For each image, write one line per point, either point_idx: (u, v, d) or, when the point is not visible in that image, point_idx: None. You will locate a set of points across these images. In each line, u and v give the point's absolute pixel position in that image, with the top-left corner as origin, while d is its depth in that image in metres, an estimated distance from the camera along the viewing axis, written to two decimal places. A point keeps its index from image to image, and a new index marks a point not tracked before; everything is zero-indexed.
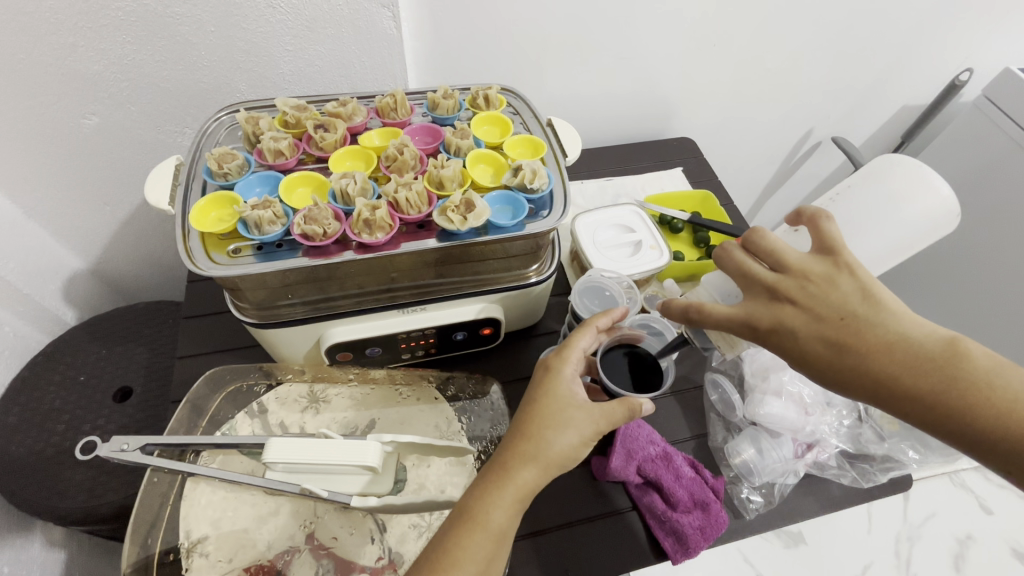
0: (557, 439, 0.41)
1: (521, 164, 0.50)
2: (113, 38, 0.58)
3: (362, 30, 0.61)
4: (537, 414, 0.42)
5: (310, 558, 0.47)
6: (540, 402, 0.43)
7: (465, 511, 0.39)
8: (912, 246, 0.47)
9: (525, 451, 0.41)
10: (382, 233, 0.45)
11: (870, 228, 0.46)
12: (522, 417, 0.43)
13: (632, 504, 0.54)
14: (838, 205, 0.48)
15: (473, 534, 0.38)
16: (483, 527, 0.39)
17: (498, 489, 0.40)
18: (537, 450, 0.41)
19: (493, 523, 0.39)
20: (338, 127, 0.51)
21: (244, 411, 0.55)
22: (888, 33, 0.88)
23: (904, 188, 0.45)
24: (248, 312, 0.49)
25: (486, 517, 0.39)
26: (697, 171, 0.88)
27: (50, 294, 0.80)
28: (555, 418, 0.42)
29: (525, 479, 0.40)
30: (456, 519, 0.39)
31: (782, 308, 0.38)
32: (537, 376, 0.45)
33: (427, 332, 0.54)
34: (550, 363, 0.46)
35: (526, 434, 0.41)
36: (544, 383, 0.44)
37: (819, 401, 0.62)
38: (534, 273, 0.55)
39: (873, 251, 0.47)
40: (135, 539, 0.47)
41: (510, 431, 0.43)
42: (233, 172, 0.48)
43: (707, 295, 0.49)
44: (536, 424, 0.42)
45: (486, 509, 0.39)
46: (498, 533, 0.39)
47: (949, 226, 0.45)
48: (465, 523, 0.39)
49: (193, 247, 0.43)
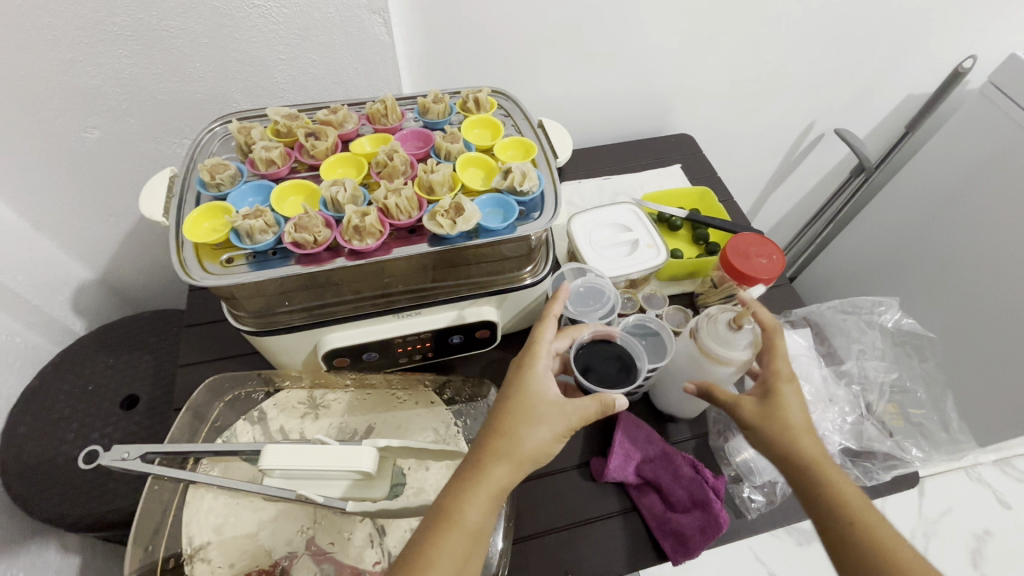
0: (529, 435, 0.42)
1: (510, 166, 0.50)
2: (109, 52, 0.58)
3: (354, 36, 0.61)
4: (510, 411, 0.43)
5: (310, 563, 0.48)
6: (511, 400, 0.44)
7: (441, 511, 0.39)
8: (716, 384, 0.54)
9: (497, 448, 0.42)
10: (373, 239, 0.45)
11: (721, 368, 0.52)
12: (495, 414, 0.44)
13: (631, 505, 0.54)
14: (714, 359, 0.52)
15: (449, 533, 0.38)
16: (459, 526, 0.39)
17: (474, 485, 0.40)
18: (510, 446, 0.42)
19: (468, 520, 0.39)
20: (329, 135, 0.51)
21: (244, 418, 0.56)
22: (887, 22, 0.86)
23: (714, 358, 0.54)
24: (246, 321, 0.49)
25: (462, 515, 0.39)
26: (696, 168, 0.88)
27: (59, 304, 0.81)
28: (527, 414, 0.43)
29: (499, 475, 0.41)
30: (432, 520, 0.39)
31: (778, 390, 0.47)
32: (509, 376, 0.46)
33: (422, 336, 0.54)
34: (522, 361, 0.46)
35: (499, 431, 0.42)
36: (517, 380, 0.45)
37: (819, 398, 0.60)
38: (529, 275, 0.54)
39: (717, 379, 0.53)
40: (137, 545, 0.48)
41: (484, 430, 0.44)
42: (225, 183, 0.48)
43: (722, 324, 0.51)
44: (509, 421, 0.43)
45: (462, 507, 0.39)
46: (474, 530, 0.39)
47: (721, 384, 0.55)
48: (442, 521, 0.39)
49: (187, 257, 0.44)
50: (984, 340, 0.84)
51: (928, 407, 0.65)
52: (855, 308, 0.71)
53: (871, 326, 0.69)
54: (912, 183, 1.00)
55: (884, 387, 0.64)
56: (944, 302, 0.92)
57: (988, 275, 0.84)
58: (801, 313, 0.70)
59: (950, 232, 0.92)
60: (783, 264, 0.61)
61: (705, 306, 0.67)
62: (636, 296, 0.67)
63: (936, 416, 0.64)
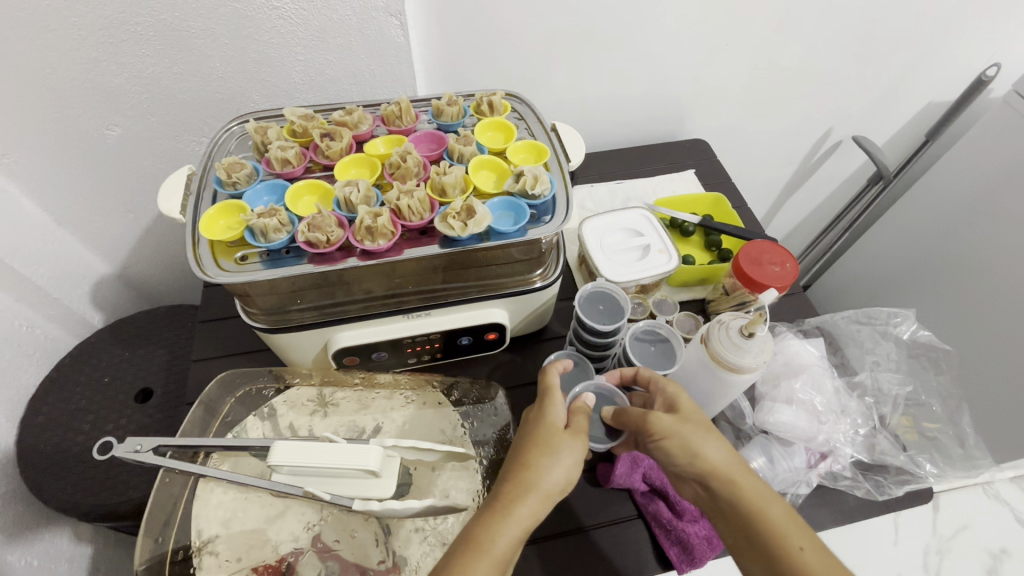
0: (556, 465, 0.43)
1: (522, 170, 0.50)
2: (132, 51, 0.60)
3: (370, 38, 0.62)
4: (536, 443, 0.44)
5: (315, 559, 0.48)
6: (538, 431, 0.45)
7: (469, 541, 0.39)
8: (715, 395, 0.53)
9: (526, 479, 0.42)
10: (384, 239, 0.46)
11: (710, 383, 0.51)
12: (523, 449, 0.44)
13: (637, 511, 0.54)
14: (709, 373, 0.51)
15: (480, 561, 0.38)
16: (489, 554, 0.38)
17: (505, 514, 0.40)
18: (538, 477, 0.42)
19: (499, 550, 0.38)
20: (344, 136, 0.52)
21: (254, 414, 0.57)
22: (907, 28, 0.85)
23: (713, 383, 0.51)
24: (258, 318, 0.50)
25: (491, 543, 0.38)
26: (709, 174, 0.87)
27: (78, 298, 0.83)
28: (552, 447, 0.44)
29: (528, 507, 0.41)
30: (459, 547, 0.38)
31: (700, 428, 0.44)
32: (535, 416, 0.47)
33: (432, 337, 0.54)
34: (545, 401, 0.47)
35: (528, 465, 0.43)
36: (540, 416, 0.47)
37: (832, 409, 0.58)
38: (540, 278, 0.55)
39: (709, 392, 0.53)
40: (148, 536, 0.49)
41: (509, 462, 0.44)
42: (241, 182, 0.49)
43: (720, 345, 0.47)
44: (536, 456, 0.43)
45: (492, 536, 0.39)
46: (502, 560, 0.38)
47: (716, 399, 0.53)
48: (472, 551, 0.38)
49: (202, 254, 0.44)
50: (996, 354, 0.83)
51: (943, 420, 0.63)
52: (870, 318, 0.70)
53: (886, 337, 0.68)
54: (934, 193, 0.98)
55: (898, 399, 0.63)
56: (963, 315, 0.90)
57: (1008, 285, 0.82)
58: (814, 322, 0.69)
59: (965, 246, 0.91)
60: (797, 273, 0.60)
61: (716, 313, 0.67)
62: (647, 302, 0.67)
63: (951, 431, 0.62)
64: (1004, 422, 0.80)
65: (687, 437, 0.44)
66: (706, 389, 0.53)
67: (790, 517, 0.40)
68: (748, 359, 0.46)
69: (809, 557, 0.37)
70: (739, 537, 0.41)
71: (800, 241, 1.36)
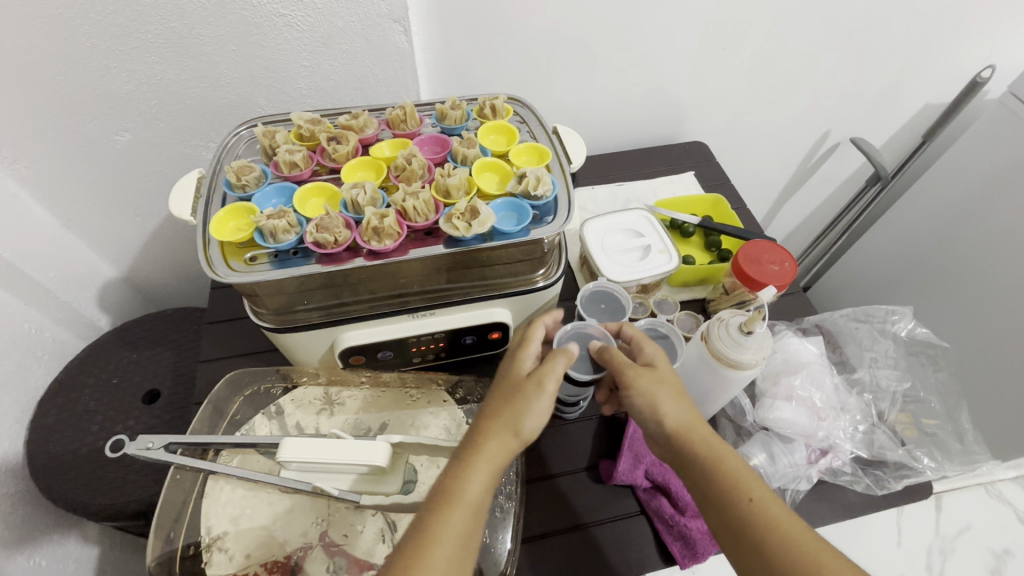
0: (522, 419, 0.45)
1: (525, 171, 0.51)
2: (142, 58, 0.61)
3: (375, 44, 0.63)
4: (505, 399, 0.46)
5: (323, 555, 0.49)
6: (508, 387, 0.47)
7: (441, 491, 0.42)
8: (712, 394, 0.54)
9: (493, 431, 0.44)
10: (391, 240, 0.46)
11: (708, 381, 0.52)
12: (494, 404, 0.47)
13: (640, 507, 0.55)
14: (708, 373, 0.51)
15: (450, 509, 0.40)
16: (460, 502, 0.41)
17: (473, 464, 0.43)
18: (505, 429, 0.44)
19: (469, 496, 0.41)
20: (350, 140, 0.53)
21: (262, 412, 0.58)
22: (901, 32, 0.86)
23: (712, 382, 0.52)
24: (267, 318, 0.51)
25: (461, 490, 0.41)
26: (709, 175, 0.88)
27: (85, 300, 0.85)
28: (520, 401, 0.45)
29: (495, 455, 0.43)
30: (435, 498, 0.41)
31: (668, 387, 0.46)
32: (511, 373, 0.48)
33: (436, 336, 0.56)
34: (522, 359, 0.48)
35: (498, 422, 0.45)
36: (514, 373, 0.48)
37: (832, 406, 0.59)
38: (542, 278, 0.56)
39: (707, 391, 0.54)
40: (159, 533, 0.50)
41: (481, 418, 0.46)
42: (250, 184, 0.49)
43: (720, 344, 0.48)
44: (506, 411, 0.45)
45: (461, 483, 0.42)
46: (473, 506, 0.41)
47: (714, 398, 0.55)
48: (444, 499, 0.41)
49: (212, 255, 0.45)
50: (991, 352, 0.84)
51: (942, 417, 0.64)
52: (868, 316, 0.71)
53: (884, 334, 0.69)
54: (931, 193, 0.99)
55: (896, 396, 0.64)
56: (961, 314, 0.91)
57: (1005, 283, 0.83)
58: (813, 320, 0.70)
59: (963, 246, 0.91)
60: (796, 272, 0.61)
61: (716, 312, 0.68)
62: (648, 301, 0.68)
63: (949, 427, 0.63)
64: (1003, 420, 0.80)
65: (658, 395, 0.45)
66: (706, 385, 0.53)
67: (745, 470, 0.42)
68: (747, 356, 0.47)
69: (758, 506, 0.40)
70: (696, 491, 0.43)
71: (800, 242, 1.37)
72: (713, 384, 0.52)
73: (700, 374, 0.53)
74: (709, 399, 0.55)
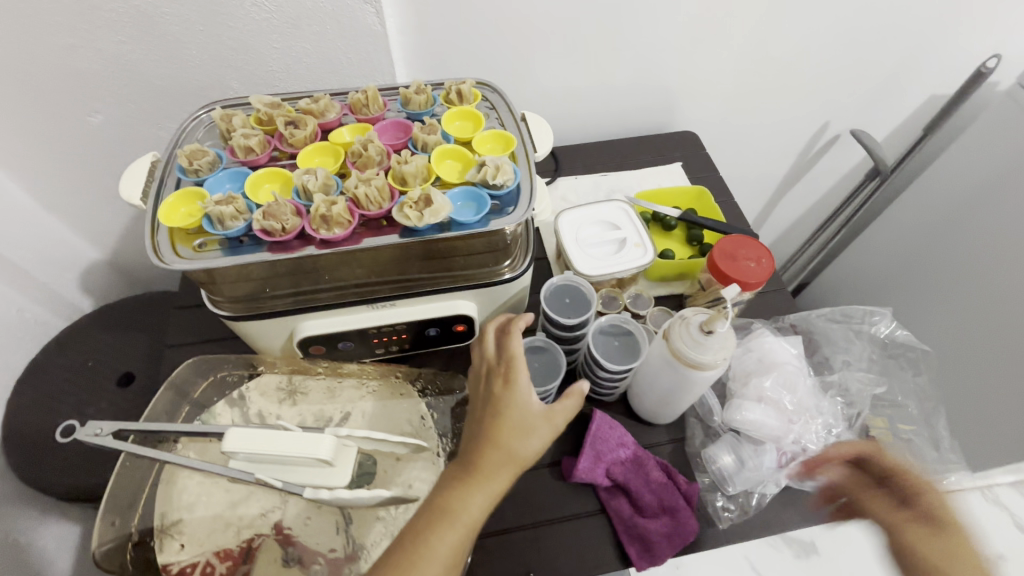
0: (522, 443, 0.45)
1: (485, 159, 0.49)
2: (108, 37, 0.60)
3: (345, 26, 0.61)
4: (504, 418, 0.45)
5: (276, 544, 0.49)
6: (506, 405, 0.46)
7: (438, 508, 0.42)
8: (677, 397, 0.52)
9: (493, 453, 0.44)
10: (340, 228, 0.45)
11: (671, 385, 0.50)
12: (490, 419, 0.45)
13: (600, 507, 0.53)
14: (670, 375, 0.49)
15: (448, 527, 0.41)
16: (458, 521, 0.41)
17: (473, 483, 0.43)
18: (505, 453, 0.44)
19: (467, 515, 0.41)
20: (309, 124, 0.51)
21: (224, 399, 0.57)
22: (905, 18, 0.82)
23: (673, 384, 0.50)
24: (224, 305, 0.50)
25: (462, 510, 0.42)
26: (698, 166, 0.85)
27: (66, 281, 0.85)
28: (519, 425, 0.45)
29: (496, 478, 0.43)
30: (431, 514, 0.42)
31: None
32: (496, 388, 0.47)
33: (397, 328, 0.54)
34: (510, 375, 0.47)
35: (495, 441, 0.44)
36: (508, 391, 0.46)
37: (804, 409, 0.57)
38: (508, 270, 0.54)
39: (670, 393, 0.52)
40: (106, 519, 0.49)
41: (478, 434, 0.45)
42: (203, 169, 0.48)
43: (682, 346, 0.46)
44: (503, 431, 0.45)
45: (461, 502, 0.42)
46: (470, 525, 0.41)
47: (679, 400, 0.52)
48: (441, 517, 0.41)
49: (159, 241, 0.45)
50: (986, 359, 0.82)
51: (919, 422, 0.61)
52: (846, 317, 0.69)
53: (861, 336, 0.67)
54: (934, 189, 0.96)
55: (868, 400, 0.61)
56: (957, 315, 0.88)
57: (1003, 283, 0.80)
58: (790, 319, 0.67)
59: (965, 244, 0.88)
60: (773, 269, 0.59)
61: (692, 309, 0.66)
62: (622, 296, 0.66)
63: (926, 433, 0.61)
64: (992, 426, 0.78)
65: None
66: (670, 387, 0.51)
67: None
68: (709, 357, 0.45)
69: None
70: None
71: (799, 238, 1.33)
72: (677, 387, 0.50)
73: (662, 377, 0.51)
74: (674, 401, 0.53)
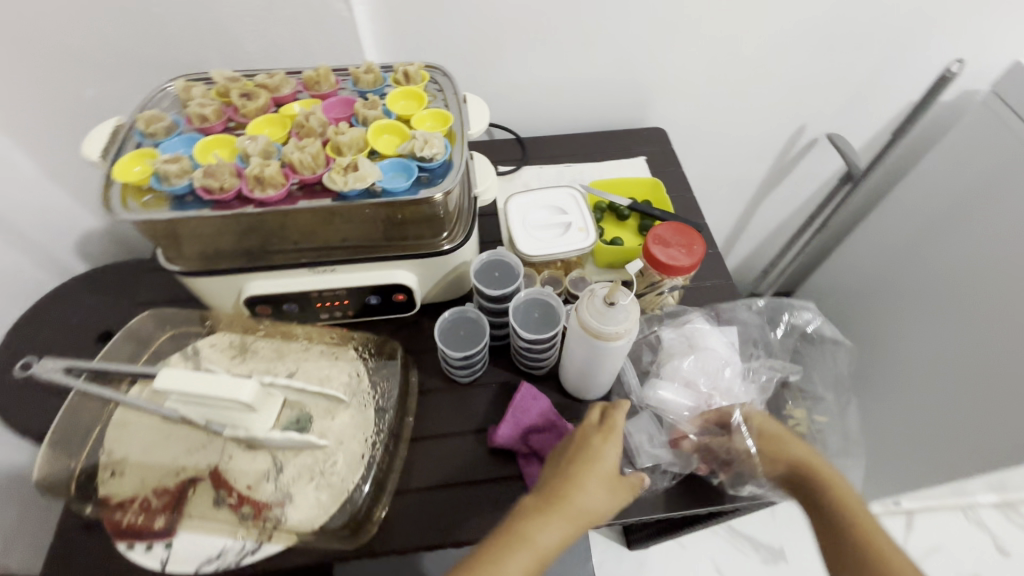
0: (599, 496, 0.47)
1: (417, 134, 0.52)
2: (96, 14, 0.65)
3: (313, 10, 0.65)
4: (586, 464, 0.48)
5: (209, 486, 0.52)
6: (588, 457, 0.49)
7: (514, 532, 0.45)
8: (591, 369, 0.54)
9: (571, 495, 0.47)
10: (274, 189, 0.49)
11: (583, 356, 0.53)
12: (574, 465, 0.48)
13: (518, 472, 0.56)
14: (580, 347, 0.52)
15: (520, 550, 0.44)
16: (529, 546, 0.44)
17: (550, 516, 0.45)
18: (583, 499, 0.47)
19: (538, 543, 0.44)
20: (261, 97, 0.55)
21: (180, 352, 0.61)
22: (880, 23, 0.83)
23: (585, 355, 0.53)
24: (177, 261, 0.55)
25: (537, 538, 0.44)
26: (664, 161, 0.87)
27: (62, 245, 0.90)
28: (600, 478, 0.48)
29: (569, 521, 0.46)
30: (507, 537, 0.44)
31: None
32: (591, 441, 0.50)
33: (337, 293, 0.58)
34: (606, 436, 0.50)
35: (578, 484, 0.47)
36: (596, 446, 0.50)
37: (721, 392, 0.58)
38: (444, 242, 0.57)
39: (585, 365, 0.54)
40: (58, 450, 0.54)
41: (558, 474, 0.48)
42: (159, 133, 0.53)
43: (586, 317, 0.49)
44: (587, 476, 0.48)
45: (537, 530, 0.45)
46: (539, 554, 0.44)
47: (595, 373, 0.55)
48: (514, 541, 0.44)
49: (111, 194, 0.49)
50: (972, 378, 0.84)
51: (833, 414, 0.63)
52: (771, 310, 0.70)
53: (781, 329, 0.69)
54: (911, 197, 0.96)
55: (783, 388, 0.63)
56: None
57: None
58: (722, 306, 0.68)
59: None
60: (704, 255, 0.60)
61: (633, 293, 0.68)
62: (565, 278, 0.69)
63: (838, 425, 0.63)
64: None
65: None
66: (584, 360, 0.53)
67: None
68: (608, 327, 0.47)
69: None
70: None
71: None
72: (589, 358, 0.53)
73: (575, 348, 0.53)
74: (590, 374, 0.55)
